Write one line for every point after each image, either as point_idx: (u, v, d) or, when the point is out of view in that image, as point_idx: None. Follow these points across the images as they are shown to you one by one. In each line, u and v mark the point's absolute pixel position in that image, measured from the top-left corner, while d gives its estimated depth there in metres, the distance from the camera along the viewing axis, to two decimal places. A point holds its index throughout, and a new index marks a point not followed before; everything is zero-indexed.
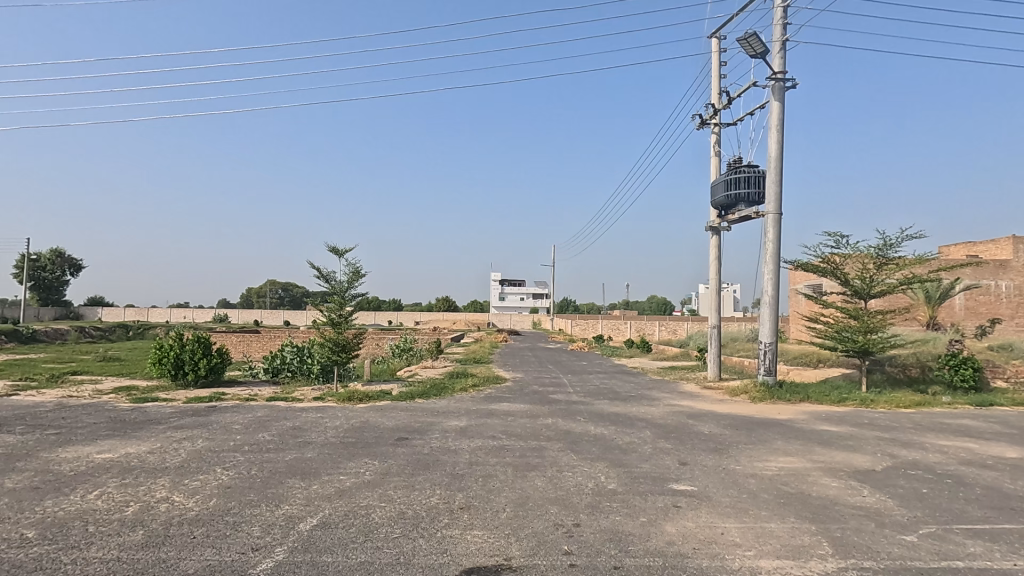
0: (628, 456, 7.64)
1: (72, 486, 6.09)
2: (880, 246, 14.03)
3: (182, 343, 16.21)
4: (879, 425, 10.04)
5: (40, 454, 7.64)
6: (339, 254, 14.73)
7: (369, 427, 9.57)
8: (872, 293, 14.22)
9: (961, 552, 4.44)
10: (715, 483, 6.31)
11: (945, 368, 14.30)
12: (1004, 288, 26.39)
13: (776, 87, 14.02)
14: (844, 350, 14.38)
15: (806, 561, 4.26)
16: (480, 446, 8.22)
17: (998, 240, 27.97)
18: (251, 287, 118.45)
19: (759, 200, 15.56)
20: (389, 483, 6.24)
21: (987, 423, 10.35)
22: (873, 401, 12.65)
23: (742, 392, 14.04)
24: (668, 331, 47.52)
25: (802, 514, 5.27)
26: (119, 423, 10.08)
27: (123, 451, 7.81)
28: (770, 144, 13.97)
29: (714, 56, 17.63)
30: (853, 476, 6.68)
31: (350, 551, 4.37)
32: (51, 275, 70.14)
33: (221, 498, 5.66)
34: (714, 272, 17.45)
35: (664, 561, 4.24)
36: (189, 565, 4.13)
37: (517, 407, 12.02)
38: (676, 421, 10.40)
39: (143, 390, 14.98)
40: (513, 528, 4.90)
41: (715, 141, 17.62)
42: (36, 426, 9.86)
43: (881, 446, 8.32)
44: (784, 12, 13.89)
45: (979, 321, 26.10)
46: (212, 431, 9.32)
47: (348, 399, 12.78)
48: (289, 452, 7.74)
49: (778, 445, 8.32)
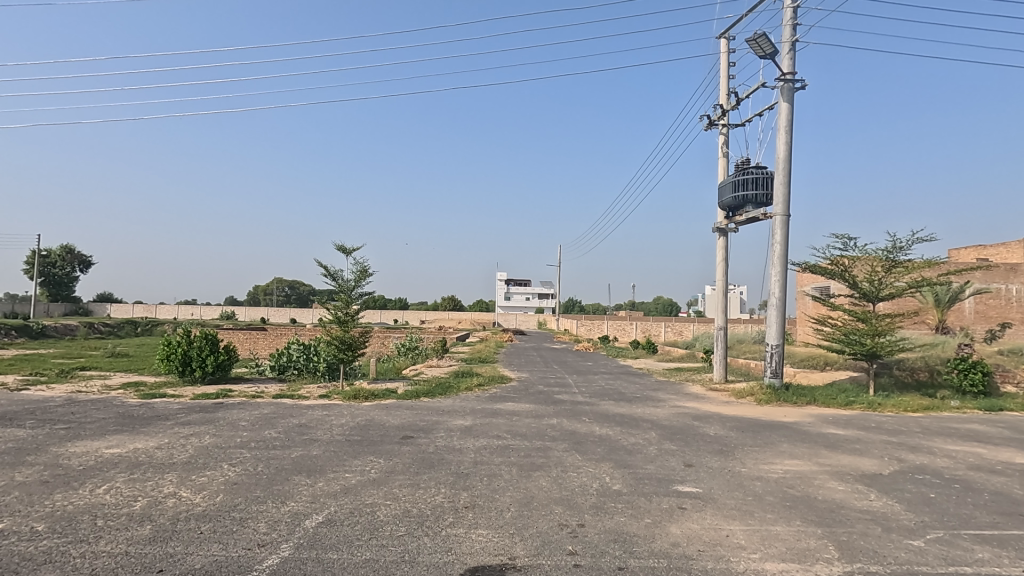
0: (633, 457, 7.63)
1: (80, 481, 6.14)
2: (890, 249, 13.86)
3: (190, 339, 16.35)
4: (887, 429, 9.96)
5: (49, 448, 7.70)
6: (346, 252, 14.67)
7: (374, 426, 9.60)
8: (881, 296, 14.11)
9: (969, 558, 4.41)
10: (720, 485, 6.29)
11: (954, 372, 14.19)
12: (1014, 292, 25.99)
13: (785, 88, 13.95)
14: (851, 353, 14.27)
15: (811, 565, 4.24)
16: (485, 445, 8.22)
17: (1009, 244, 27.92)
18: (257, 287, 119.14)
19: (767, 201, 15.47)
20: (394, 481, 6.26)
21: (997, 428, 10.25)
22: (880, 404, 12.59)
23: (748, 395, 13.97)
24: (675, 332, 47.20)
25: (809, 518, 5.25)
26: (128, 419, 10.17)
27: (131, 446, 7.87)
28: (779, 146, 13.91)
29: (722, 57, 17.55)
30: (859, 479, 6.64)
31: (356, 548, 4.39)
32: (63, 273, 71.13)
33: (228, 494, 5.69)
34: (720, 272, 17.39)
35: (669, 563, 4.23)
36: (196, 560, 4.15)
37: (522, 407, 12.00)
38: (682, 423, 10.34)
39: (149, 390, 14.32)
40: (517, 528, 4.90)
41: (723, 141, 17.56)
42: (46, 421, 9.91)
43: (888, 449, 8.28)
44: (795, 12, 13.80)
45: (989, 325, 25.91)
46: (219, 427, 9.39)
47: (354, 398, 12.80)
48: (295, 449, 7.75)
49: (784, 447, 8.30)
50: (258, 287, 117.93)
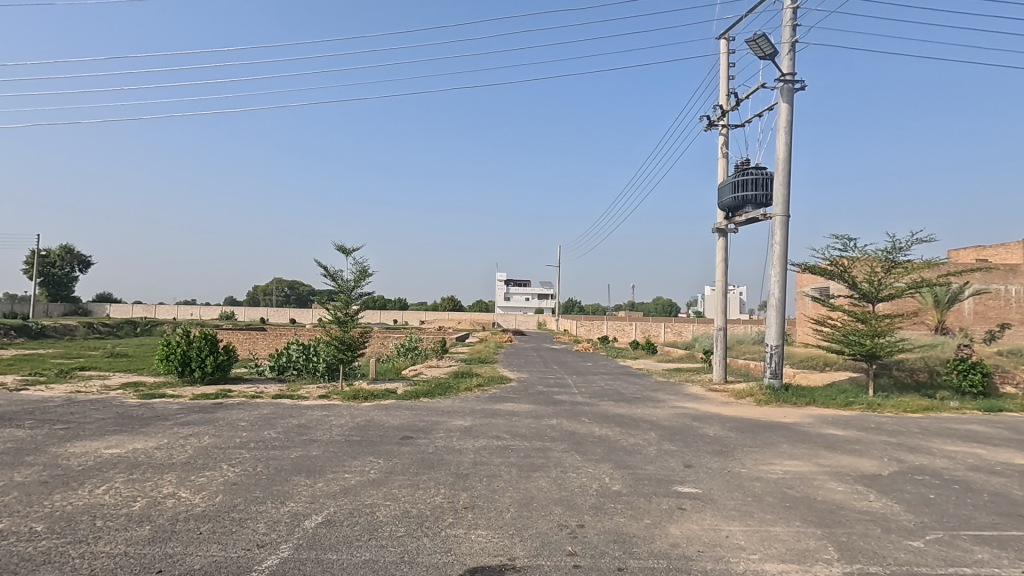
0: (632, 457, 7.64)
1: (79, 481, 6.14)
2: (889, 250, 13.88)
3: (189, 339, 16.34)
4: (887, 429, 9.96)
5: (48, 448, 7.70)
6: (346, 252, 14.68)
7: (373, 426, 9.59)
8: (880, 297, 14.13)
9: (969, 558, 4.41)
10: (720, 486, 6.29)
11: (953, 373, 14.21)
12: (1013, 292, 26.05)
13: (785, 89, 13.96)
14: (850, 354, 14.27)
15: (811, 565, 4.24)
16: (484, 446, 8.23)
17: (1008, 244, 27.97)
18: (257, 288, 119.09)
19: (767, 202, 15.48)
20: (394, 481, 6.26)
21: (996, 429, 10.25)
22: (880, 405, 12.59)
23: (747, 396, 13.97)
24: (674, 332, 47.24)
25: (808, 518, 5.24)
26: (127, 419, 10.17)
27: (130, 446, 7.87)
28: (778, 147, 13.92)
29: (722, 58, 17.56)
30: (859, 480, 6.64)
31: (355, 549, 4.39)
32: (61, 272, 71.05)
33: (227, 495, 5.70)
34: (720, 273, 17.39)
35: (669, 564, 4.23)
36: (196, 561, 4.15)
37: (522, 408, 12.02)
38: (681, 424, 10.35)
39: (149, 390, 14.32)
40: (516, 528, 4.91)
41: (723, 142, 17.57)
42: (45, 421, 9.91)
43: (888, 450, 8.28)
44: (794, 13, 13.81)
45: (988, 326, 25.94)
46: (219, 427, 9.38)
47: (353, 398, 12.80)
48: (294, 450, 7.76)
49: (783, 448, 8.30)
50: (257, 287, 117.89)
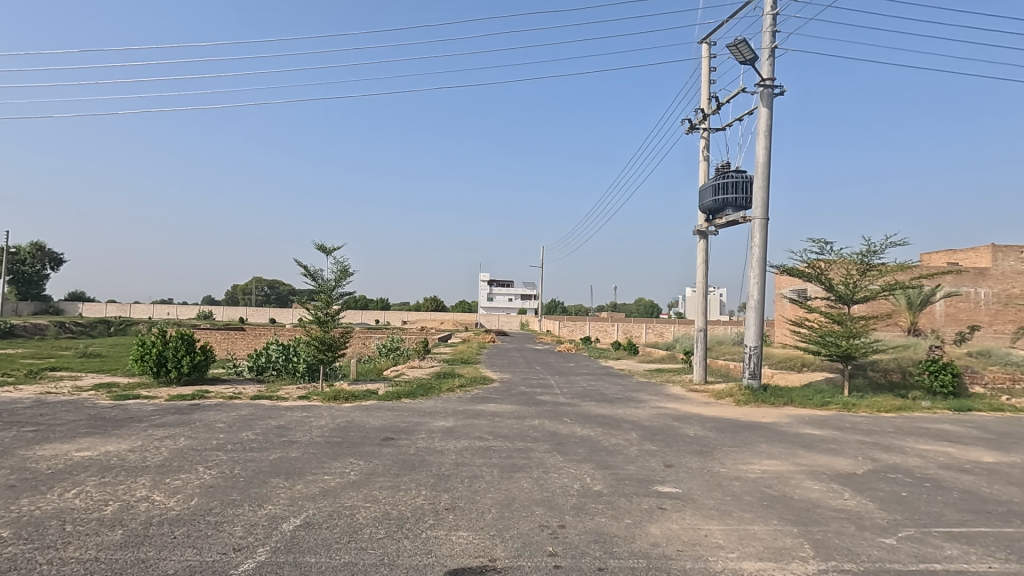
0: (614, 457, 7.68)
1: (49, 485, 5.96)
2: (864, 253, 14.18)
3: (166, 339, 15.97)
4: (862, 429, 10.16)
5: (16, 451, 7.51)
6: (327, 252, 14.55)
7: (355, 427, 9.50)
8: (855, 298, 14.38)
9: (939, 554, 4.52)
10: (699, 486, 6.34)
11: (926, 374, 14.56)
12: (982, 295, 26.83)
13: (764, 94, 14.18)
14: (827, 354, 14.53)
15: (787, 563, 4.31)
16: (467, 446, 8.21)
17: (978, 248, 28.53)
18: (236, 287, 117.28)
19: (747, 205, 15.69)
20: (375, 483, 6.21)
21: (966, 428, 10.53)
22: (855, 405, 12.85)
23: (726, 396, 14.15)
24: (656, 333, 47.80)
25: (785, 517, 5.33)
26: (100, 420, 9.95)
27: (103, 449, 7.68)
28: (758, 150, 14.13)
29: (704, 62, 17.78)
30: (835, 478, 6.76)
31: (334, 552, 4.33)
32: (31, 269, 69.13)
33: (202, 498, 5.57)
34: (701, 275, 17.59)
35: (648, 563, 4.26)
36: (169, 565, 4.07)
37: (505, 408, 12.09)
38: (662, 423, 10.48)
39: (123, 390, 14.14)
40: (497, 530, 4.89)
41: (704, 145, 17.77)
42: (12, 423, 9.64)
43: (863, 449, 8.44)
44: (774, 20, 14.05)
45: (958, 328, 26.66)
46: (195, 429, 9.21)
47: (334, 399, 12.67)
48: (273, 451, 7.66)
49: (762, 447, 8.43)
50: (237, 286, 116.15)
